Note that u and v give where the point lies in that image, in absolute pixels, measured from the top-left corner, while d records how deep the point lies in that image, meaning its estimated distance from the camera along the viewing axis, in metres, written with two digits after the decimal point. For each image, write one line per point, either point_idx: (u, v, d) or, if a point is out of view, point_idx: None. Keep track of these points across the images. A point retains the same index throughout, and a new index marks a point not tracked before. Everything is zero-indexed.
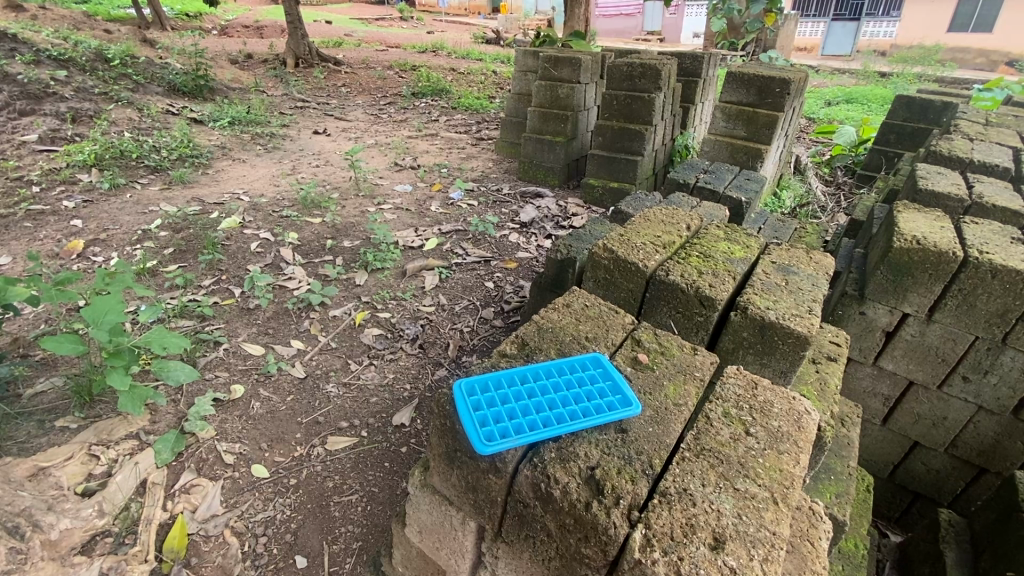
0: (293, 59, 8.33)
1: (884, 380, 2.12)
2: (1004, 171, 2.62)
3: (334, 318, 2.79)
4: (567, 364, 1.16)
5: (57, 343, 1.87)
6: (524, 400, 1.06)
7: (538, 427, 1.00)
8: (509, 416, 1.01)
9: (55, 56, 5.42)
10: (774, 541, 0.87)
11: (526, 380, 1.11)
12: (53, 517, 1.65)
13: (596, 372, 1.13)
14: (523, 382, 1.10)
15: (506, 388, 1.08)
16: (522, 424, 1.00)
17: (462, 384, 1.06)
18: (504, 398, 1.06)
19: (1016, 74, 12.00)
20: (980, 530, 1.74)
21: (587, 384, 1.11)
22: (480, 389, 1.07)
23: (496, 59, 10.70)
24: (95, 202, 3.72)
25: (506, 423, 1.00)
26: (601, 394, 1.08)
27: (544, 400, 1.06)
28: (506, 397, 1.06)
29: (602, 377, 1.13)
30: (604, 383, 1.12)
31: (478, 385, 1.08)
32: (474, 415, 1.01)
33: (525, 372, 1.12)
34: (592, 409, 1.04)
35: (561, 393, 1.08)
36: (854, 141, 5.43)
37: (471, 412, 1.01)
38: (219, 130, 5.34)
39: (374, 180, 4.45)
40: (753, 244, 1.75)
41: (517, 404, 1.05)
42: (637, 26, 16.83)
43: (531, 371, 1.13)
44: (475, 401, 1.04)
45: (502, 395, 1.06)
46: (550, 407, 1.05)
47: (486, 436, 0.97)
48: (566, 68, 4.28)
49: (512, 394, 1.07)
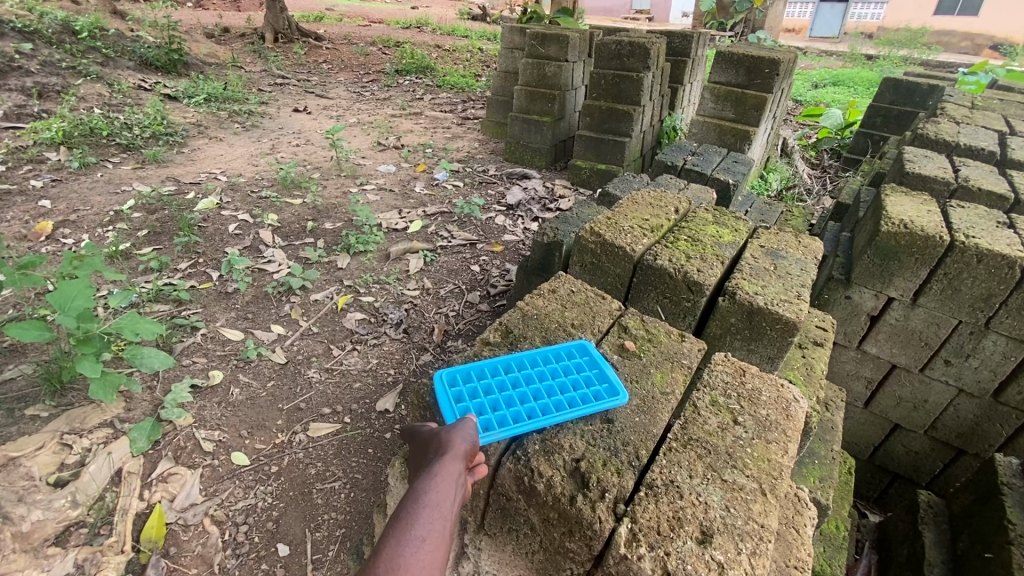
0: (271, 34, 8.02)
1: (868, 363, 2.14)
2: (989, 155, 2.63)
3: (316, 303, 2.72)
4: (552, 351, 1.14)
5: (21, 331, 1.78)
6: (508, 389, 1.04)
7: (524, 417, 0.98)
8: (492, 408, 0.99)
9: (19, 27, 5.15)
10: (762, 534, 0.85)
11: (510, 369, 1.09)
12: (23, 509, 1.61)
13: (585, 355, 1.13)
14: (506, 371, 1.08)
15: (491, 376, 1.06)
16: (508, 415, 0.98)
17: (441, 374, 1.03)
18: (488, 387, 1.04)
19: (1000, 58, 12.10)
20: (957, 511, 1.77)
21: (574, 369, 1.10)
22: (459, 377, 1.05)
23: (481, 35, 10.44)
24: (64, 181, 3.56)
25: (489, 414, 0.98)
26: (587, 383, 1.06)
27: (530, 389, 1.05)
28: (490, 388, 1.04)
29: (588, 366, 1.11)
30: (590, 370, 1.10)
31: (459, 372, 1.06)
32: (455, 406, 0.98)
33: (509, 361, 1.10)
34: (578, 399, 1.02)
35: (546, 382, 1.06)
36: (841, 124, 5.36)
37: (451, 405, 0.98)
38: (194, 107, 5.14)
39: (357, 160, 4.34)
40: (741, 228, 1.72)
41: (501, 395, 1.02)
42: (625, 4, 16.50)
43: (515, 360, 1.11)
44: (456, 389, 1.02)
45: (485, 387, 1.04)
46: (537, 395, 1.04)
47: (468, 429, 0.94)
48: (553, 45, 4.18)
49: (495, 384, 1.04)
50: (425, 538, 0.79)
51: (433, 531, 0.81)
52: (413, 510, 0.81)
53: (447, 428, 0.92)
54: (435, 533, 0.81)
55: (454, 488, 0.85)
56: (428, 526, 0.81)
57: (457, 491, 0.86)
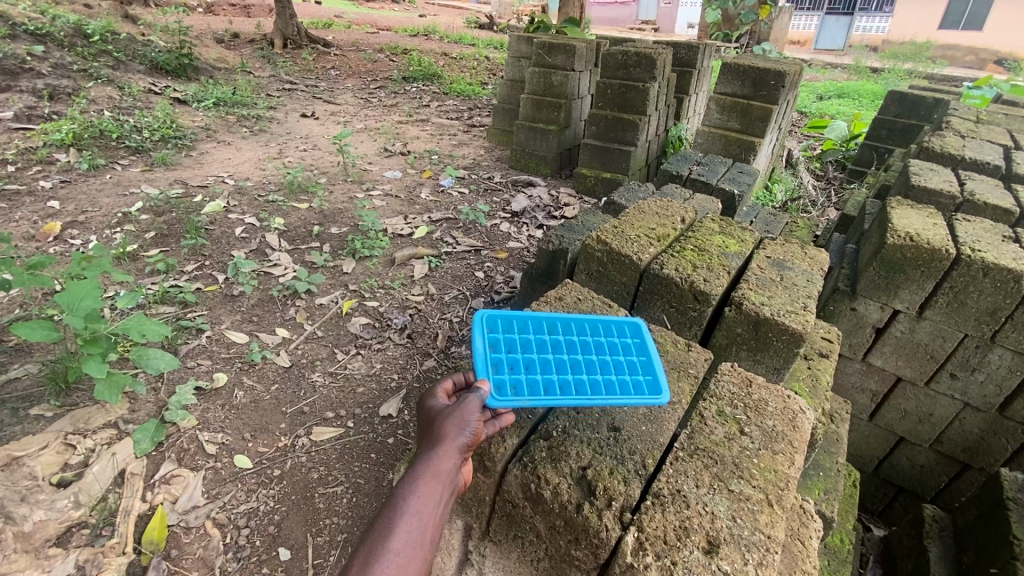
0: (280, 40, 8.11)
1: (873, 376, 2.13)
2: (994, 169, 2.64)
3: (321, 307, 2.74)
4: (601, 327, 1.19)
5: (30, 330, 1.80)
6: (546, 353, 1.10)
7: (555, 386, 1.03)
8: (527, 367, 1.07)
9: (31, 30, 5.23)
10: (769, 544, 0.85)
11: (557, 333, 1.16)
12: (26, 508, 1.62)
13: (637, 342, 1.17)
14: (551, 334, 1.15)
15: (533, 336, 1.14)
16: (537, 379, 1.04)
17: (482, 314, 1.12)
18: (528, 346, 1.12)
19: (1006, 72, 12.13)
20: (963, 526, 1.76)
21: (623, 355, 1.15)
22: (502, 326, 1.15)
23: (488, 44, 10.54)
24: (73, 183, 3.60)
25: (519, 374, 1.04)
26: (624, 371, 1.09)
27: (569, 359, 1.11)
28: (530, 345, 1.11)
29: (630, 354, 1.14)
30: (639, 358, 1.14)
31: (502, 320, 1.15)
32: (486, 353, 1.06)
33: (558, 325, 1.17)
34: (610, 384, 1.06)
35: (586, 359, 1.11)
36: (846, 136, 5.38)
37: (484, 349, 1.06)
38: (203, 111, 5.19)
39: (363, 165, 4.37)
40: (748, 238, 1.72)
41: (539, 358, 1.09)
42: (631, 14, 16.63)
43: (566, 326, 1.17)
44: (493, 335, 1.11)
45: (529, 343, 1.11)
46: (575, 368, 1.09)
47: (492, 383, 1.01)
48: (560, 55, 4.22)
49: (539, 344, 1.12)
50: (403, 543, 0.88)
51: (411, 537, 0.89)
52: (393, 516, 0.90)
53: (442, 421, 0.97)
54: (414, 539, 0.89)
55: (435, 495, 0.92)
56: (406, 534, 0.89)
57: (440, 497, 0.93)
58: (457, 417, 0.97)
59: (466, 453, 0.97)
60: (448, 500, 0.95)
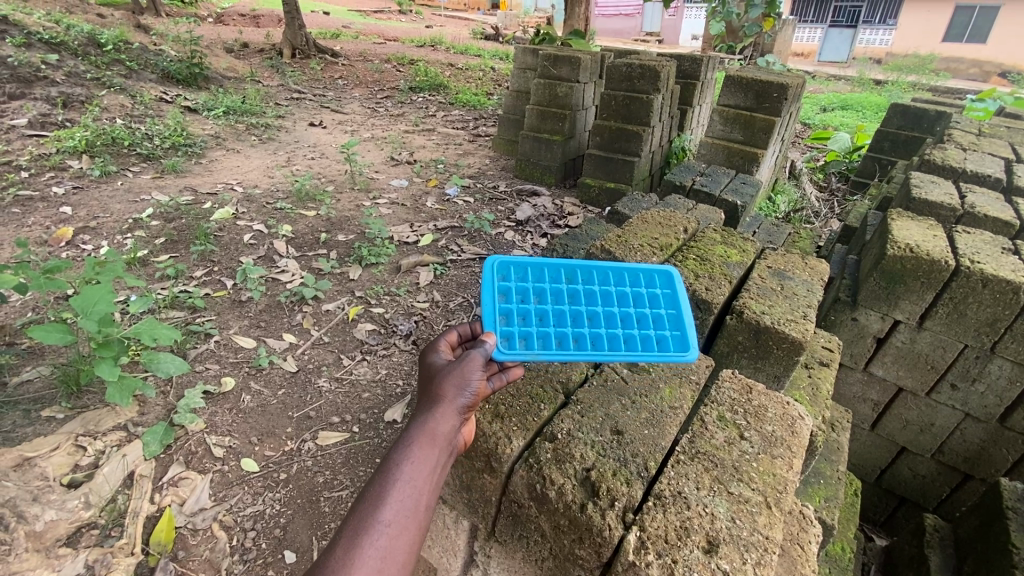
0: (289, 50, 8.24)
1: (874, 386, 2.15)
2: (996, 181, 2.66)
3: (327, 313, 2.77)
4: (626, 277, 1.28)
5: (44, 333, 1.84)
6: (561, 307, 1.18)
7: (566, 339, 1.13)
8: (539, 316, 1.17)
9: (46, 40, 5.34)
10: (767, 545, 0.87)
11: (578, 283, 1.24)
12: (38, 508, 1.64)
13: (658, 296, 1.24)
14: (571, 285, 1.23)
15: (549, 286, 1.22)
16: (550, 331, 1.13)
17: (494, 260, 1.19)
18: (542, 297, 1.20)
19: (1010, 85, 12.18)
20: (963, 536, 1.77)
21: (639, 310, 1.22)
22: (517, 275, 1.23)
23: (494, 55, 10.67)
24: (85, 189, 3.66)
25: (531, 325, 1.14)
26: (637, 326, 1.18)
27: (585, 312, 1.19)
28: (550, 295, 1.20)
29: (650, 309, 1.22)
30: (661, 315, 1.22)
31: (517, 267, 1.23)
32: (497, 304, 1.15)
33: (581, 274, 1.26)
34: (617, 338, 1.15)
35: (604, 312, 1.20)
36: (850, 148, 5.41)
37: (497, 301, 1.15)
38: (213, 119, 5.28)
39: (370, 174, 4.43)
40: (749, 248, 1.75)
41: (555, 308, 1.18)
42: (635, 26, 16.81)
43: (588, 276, 1.26)
44: (505, 285, 1.19)
45: (549, 292, 1.21)
46: (590, 322, 1.18)
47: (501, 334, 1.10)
48: (565, 66, 4.28)
49: (558, 294, 1.21)
50: (401, 505, 0.93)
51: (409, 498, 0.95)
52: (390, 480, 0.95)
53: (441, 383, 1.04)
54: (411, 500, 0.95)
55: (431, 460, 0.97)
56: (404, 495, 0.94)
57: (436, 461, 0.99)
58: (453, 381, 1.04)
59: (460, 418, 1.03)
60: (443, 465, 1.01)
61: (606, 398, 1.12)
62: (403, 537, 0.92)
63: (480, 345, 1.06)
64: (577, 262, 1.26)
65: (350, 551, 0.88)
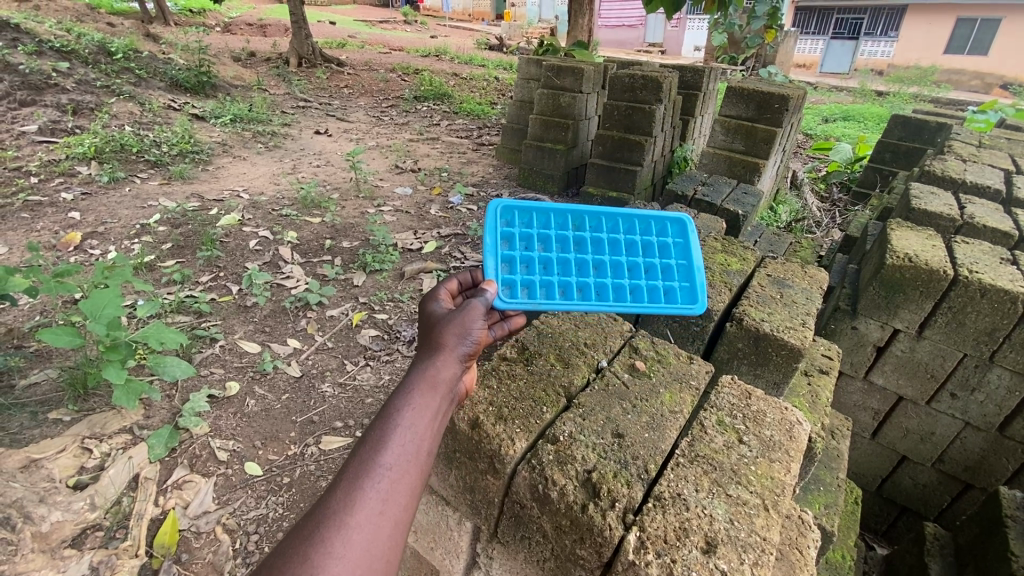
0: (296, 59, 8.35)
1: (874, 394, 2.16)
2: (995, 193, 2.69)
3: (331, 319, 2.80)
4: (634, 223, 1.40)
5: (53, 336, 1.87)
6: (565, 256, 1.32)
7: (568, 288, 1.27)
8: (543, 265, 1.30)
9: (57, 48, 5.43)
10: (764, 546, 0.89)
11: (584, 231, 1.37)
12: (44, 510, 1.67)
13: (668, 246, 1.37)
14: (577, 234, 1.36)
15: (553, 234, 1.35)
16: (552, 280, 1.27)
17: (498, 204, 1.31)
18: (547, 245, 1.34)
19: (1011, 97, 12.25)
20: (964, 544, 1.77)
21: (646, 259, 1.36)
22: (522, 221, 1.35)
23: (498, 65, 10.80)
24: (93, 195, 3.71)
25: (534, 274, 1.28)
26: (641, 276, 1.33)
27: (589, 262, 1.32)
28: (555, 245, 1.33)
29: (655, 257, 1.36)
30: (664, 263, 1.36)
31: (522, 214, 1.36)
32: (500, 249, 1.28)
33: (588, 222, 1.37)
34: (620, 287, 1.30)
35: (609, 260, 1.34)
36: (851, 158, 5.44)
37: (500, 248, 1.28)
38: (220, 127, 5.35)
39: (374, 181, 4.47)
40: (749, 257, 1.78)
41: (560, 257, 1.31)
42: (638, 37, 17.00)
43: (595, 224, 1.38)
44: (509, 232, 1.32)
45: (555, 242, 1.34)
46: (595, 271, 1.32)
47: (504, 281, 1.24)
48: (568, 77, 4.33)
49: (564, 243, 1.34)
50: (403, 450, 0.94)
51: (411, 444, 0.96)
52: (392, 426, 0.96)
53: (442, 332, 1.10)
54: (413, 445, 0.96)
55: (432, 406, 1.00)
56: (406, 440, 0.95)
57: (436, 409, 1.02)
58: (453, 331, 1.10)
59: (458, 366, 1.08)
60: (442, 414, 1.03)
61: (607, 401, 1.14)
62: (404, 481, 0.93)
63: (483, 295, 1.16)
64: (584, 209, 1.37)
65: (353, 492, 0.88)
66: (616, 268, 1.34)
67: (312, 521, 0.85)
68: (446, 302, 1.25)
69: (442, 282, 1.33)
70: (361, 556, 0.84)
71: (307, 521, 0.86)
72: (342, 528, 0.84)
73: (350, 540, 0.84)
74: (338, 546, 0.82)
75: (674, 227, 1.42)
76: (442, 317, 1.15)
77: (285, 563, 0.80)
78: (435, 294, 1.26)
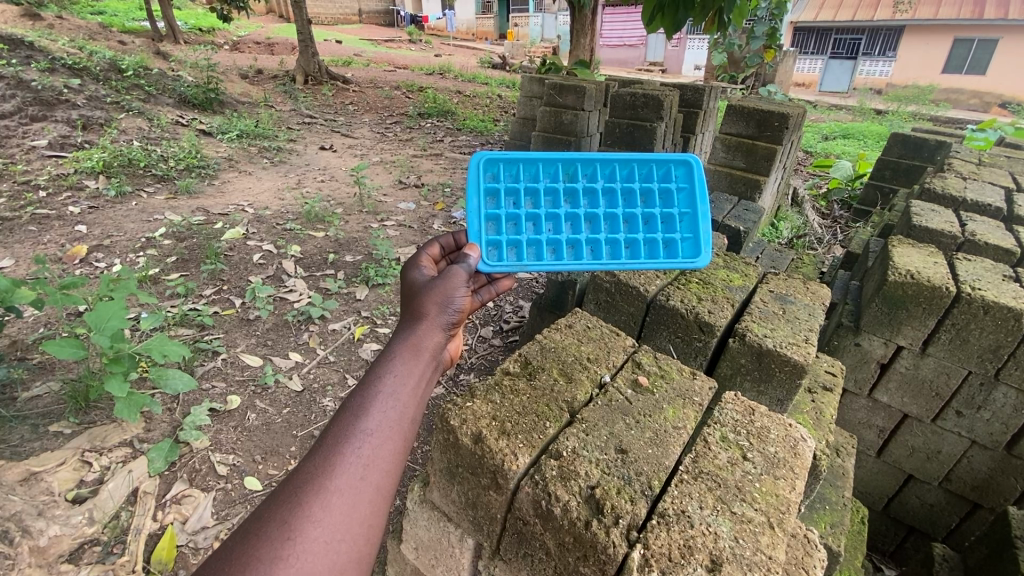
0: (302, 77, 8.48)
1: (879, 412, 2.15)
2: (996, 210, 2.70)
3: (334, 332, 2.81)
4: (633, 167, 1.42)
5: (58, 347, 1.87)
6: (555, 211, 1.39)
7: (559, 246, 1.38)
8: (532, 222, 1.39)
9: (69, 65, 5.56)
10: (769, 565, 0.88)
11: (577, 182, 1.42)
12: (43, 523, 1.67)
13: (668, 194, 1.40)
14: (569, 186, 1.41)
15: (542, 187, 1.41)
16: (541, 240, 1.37)
17: (480, 158, 1.37)
18: (537, 200, 1.41)
19: (1010, 115, 12.39)
20: (973, 566, 1.74)
21: (645, 210, 1.41)
22: (509, 173, 1.41)
23: (501, 83, 10.95)
24: (100, 208, 3.75)
25: (522, 233, 1.37)
26: (634, 229, 1.41)
27: (581, 216, 1.40)
28: (545, 201, 1.41)
29: (651, 205, 1.41)
30: (661, 212, 1.41)
31: (509, 166, 1.41)
32: (487, 208, 1.37)
33: (581, 171, 1.42)
34: (612, 242, 1.39)
35: (602, 213, 1.40)
36: (851, 175, 5.48)
37: (484, 208, 1.36)
38: (227, 142, 5.42)
39: (378, 197, 4.50)
40: (751, 273, 1.78)
41: (549, 214, 1.39)
42: (639, 56, 17.26)
43: (589, 174, 1.42)
44: (495, 186, 1.39)
45: (545, 196, 1.41)
46: (588, 227, 1.41)
47: (489, 243, 1.34)
48: (570, 95, 4.39)
49: (556, 197, 1.41)
50: (386, 415, 0.92)
51: (393, 410, 0.93)
52: (374, 392, 0.94)
53: (424, 300, 1.14)
54: (396, 411, 0.93)
55: (415, 372, 1.00)
56: (388, 405, 0.93)
57: (417, 375, 1.01)
58: (435, 300, 1.14)
59: (439, 333, 1.11)
60: (424, 382, 1.02)
61: (610, 417, 1.13)
62: (387, 448, 0.89)
63: (465, 262, 1.24)
64: (575, 157, 1.40)
65: (333, 456, 0.84)
66: (612, 221, 1.41)
67: (290, 485, 0.81)
68: (428, 270, 1.30)
69: (424, 249, 1.39)
70: (341, 521, 0.80)
71: (284, 487, 0.82)
72: (320, 492, 0.80)
73: (330, 504, 0.80)
74: (317, 510, 0.79)
75: (679, 170, 1.42)
76: (424, 286, 1.18)
77: (261, 528, 0.77)
78: (417, 263, 1.31)
